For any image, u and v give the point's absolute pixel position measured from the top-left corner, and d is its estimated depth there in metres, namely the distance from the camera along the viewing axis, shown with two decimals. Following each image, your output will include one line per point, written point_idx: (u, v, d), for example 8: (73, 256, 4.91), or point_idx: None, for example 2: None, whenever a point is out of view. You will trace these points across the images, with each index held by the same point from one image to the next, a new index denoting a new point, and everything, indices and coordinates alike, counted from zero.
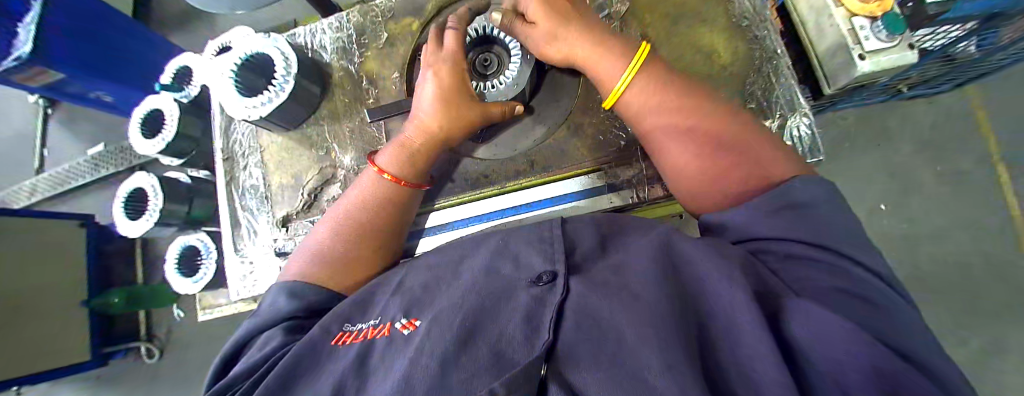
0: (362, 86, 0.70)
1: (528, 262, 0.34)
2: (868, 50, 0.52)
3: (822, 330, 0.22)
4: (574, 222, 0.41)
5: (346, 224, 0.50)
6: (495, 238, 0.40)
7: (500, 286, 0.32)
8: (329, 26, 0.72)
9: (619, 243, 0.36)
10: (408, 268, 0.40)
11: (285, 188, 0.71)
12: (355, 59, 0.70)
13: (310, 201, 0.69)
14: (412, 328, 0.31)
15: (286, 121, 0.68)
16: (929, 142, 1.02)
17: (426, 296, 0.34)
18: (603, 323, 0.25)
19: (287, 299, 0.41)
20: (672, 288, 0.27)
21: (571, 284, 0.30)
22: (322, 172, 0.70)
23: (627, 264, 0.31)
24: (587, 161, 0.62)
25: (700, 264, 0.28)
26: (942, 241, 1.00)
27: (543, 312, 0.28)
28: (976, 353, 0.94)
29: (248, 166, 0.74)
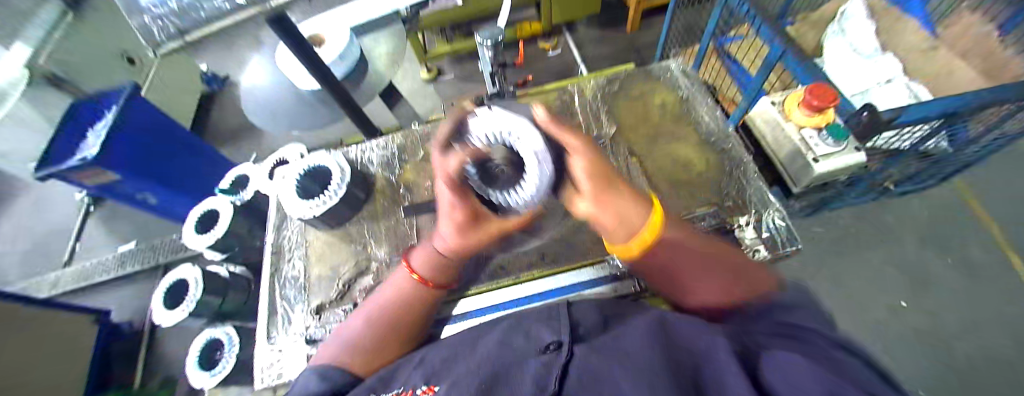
0: (399, 191, 0.80)
1: (537, 334, 0.39)
2: (821, 154, 0.83)
3: (789, 365, 0.23)
4: (579, 304, 0.45)
5: (380, 315, 0.55)
6: (509, 318, 0.45)
7: (513, 354, 0.35)
8: (377, 146, 0.86)
9: (619, 322, 0.40)
10: (428, 348, 0.45)
11: (321, 281, 0.73)
12: (395, 172, 0.83)
13: (343, 293, 0.71)
14: (430, 393, 0.34)
15: (332, 222, 0.75)
16: None
17: (445, 368, 0.38)
18: (599, 374, 0.28)
19: (318, 380, 0.45)
20: (664, 345, 0.30)
21: (575, 349, 0.34)
22: (358, 265, 0.73)
23: (626, 333, 0.35)
24: (593, 253, 0.67)
25: (692, 333, 0.32)
26: None
27: (549, 374, 0.31)
28: None
29: (293, 259, 0.77)
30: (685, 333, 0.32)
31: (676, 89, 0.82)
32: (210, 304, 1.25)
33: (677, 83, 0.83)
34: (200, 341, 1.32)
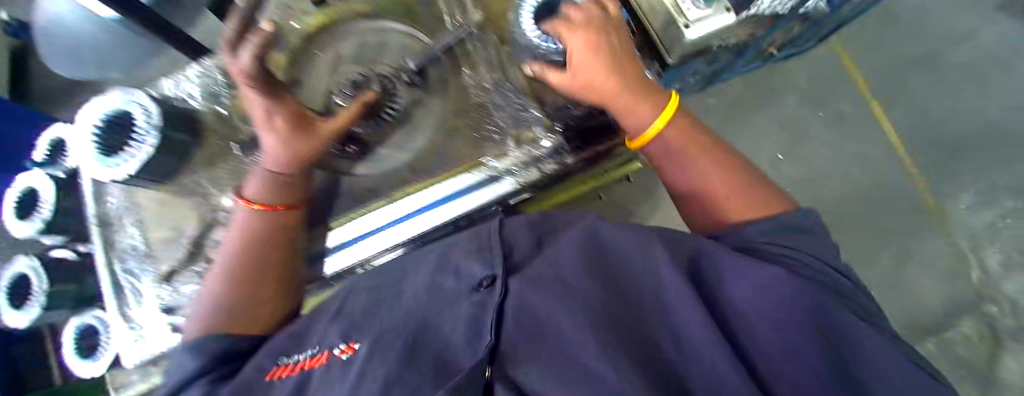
0: (232, 124, 0.71)
1: (467, 269, 0.36)
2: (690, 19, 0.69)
3: (751, 297, 0.29)
4: (510, 225, 0.43)
5: (245, 263, 0.49)
6: (437, 251, 0.41)
7: (445, 299, 0.33)
8: (194, 74, 0.72)
9: (550, 241, 0.39)
10: (347, 294, 0.40)
11: (164, 246, 0.73)
12: (223, 99, 0.71)
13: (191, 252, 0.72)
14: (350, 352, 0.30)
15: (159, 175, 0.70)
16: (809, 93, 1.21)
17: (365, 318, 0.35)
18: (542, 322, 0.28)
19: (190, 359, 0.38)
20: (602, 277, 0.32)
21: (509, 284, 0.32)
22: (201, 218, 0.72)
23: (560, 258, 0.34)
24: (469, 159, 0.67)
25: (632, 253, 0.34)
26: (836, 176, 1.18)
27: (483, 316, 0.30)
28: (890, 271, 1.13)
29: (126, 230, 0.75)
30: (626, 254, 0.34)
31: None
32: (67, 292, 0.92)
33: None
34: (71, 332, 0.92)
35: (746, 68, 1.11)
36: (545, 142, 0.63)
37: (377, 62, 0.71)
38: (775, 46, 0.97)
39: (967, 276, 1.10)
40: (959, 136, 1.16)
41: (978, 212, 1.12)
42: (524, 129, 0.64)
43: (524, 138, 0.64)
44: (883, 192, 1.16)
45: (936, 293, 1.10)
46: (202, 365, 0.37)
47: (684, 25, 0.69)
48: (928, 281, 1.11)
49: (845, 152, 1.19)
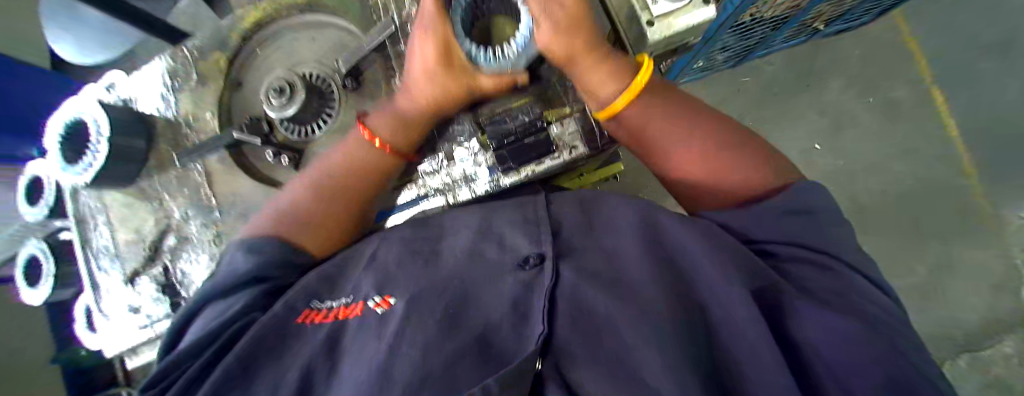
0: (180, 131, 0.54)
1: (513, 243, 0.34)
2: (656, 15, 0.43)
3: (831, 334, 0.24)
4: (557, 200, 0.41)
5: (327, 182, 0.44)
6: (479, 214, 0.39)
7: (487, 271, 0.31)
8: (148, 74, 0.55)
9: (603, 223, 0.36)
10: (381, 240, 0.37)
11: (128, 246, 0.54)
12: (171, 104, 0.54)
13: (152, 254, 0.53)
14: (386, 307, 0.29)
15: (114, 182, 0.52)
16: (858, 76, 1.02)
17: (399, 273, 0.32)
18: (597, 318, 0.26)
19: (244, 255, 0.35)
20: (666, 276, 0.28)
21: (560, 270, 0.30)
22: (158, 223, 0.54)
23: (619, 250, 0.32)
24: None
25: (696, 256, 0.29)
26: (885, 170, 1.01)
27: (531, 300, 0.28)
28: (932, 272, 0.99)
29: (95, 226, 0.55)
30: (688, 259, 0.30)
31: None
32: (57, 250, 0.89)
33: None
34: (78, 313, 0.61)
35: (784, 44, 0.96)
36: (479, 160, 0.50)
37: (300, 61, 0.54)
38: (820, 21, 0.84)
39: (1018, 292, 0.96)
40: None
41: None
42: (453, 147, 0.51)
43: (454, 155, 0.51)
44: (930, 191, 1.00)
45: (978, 302, 0.97)
46: (253, 266, 0.33)
47: (645, 22, 0.43)
48: (977, 292, 0.97)
49: (889, 143, 1.01)
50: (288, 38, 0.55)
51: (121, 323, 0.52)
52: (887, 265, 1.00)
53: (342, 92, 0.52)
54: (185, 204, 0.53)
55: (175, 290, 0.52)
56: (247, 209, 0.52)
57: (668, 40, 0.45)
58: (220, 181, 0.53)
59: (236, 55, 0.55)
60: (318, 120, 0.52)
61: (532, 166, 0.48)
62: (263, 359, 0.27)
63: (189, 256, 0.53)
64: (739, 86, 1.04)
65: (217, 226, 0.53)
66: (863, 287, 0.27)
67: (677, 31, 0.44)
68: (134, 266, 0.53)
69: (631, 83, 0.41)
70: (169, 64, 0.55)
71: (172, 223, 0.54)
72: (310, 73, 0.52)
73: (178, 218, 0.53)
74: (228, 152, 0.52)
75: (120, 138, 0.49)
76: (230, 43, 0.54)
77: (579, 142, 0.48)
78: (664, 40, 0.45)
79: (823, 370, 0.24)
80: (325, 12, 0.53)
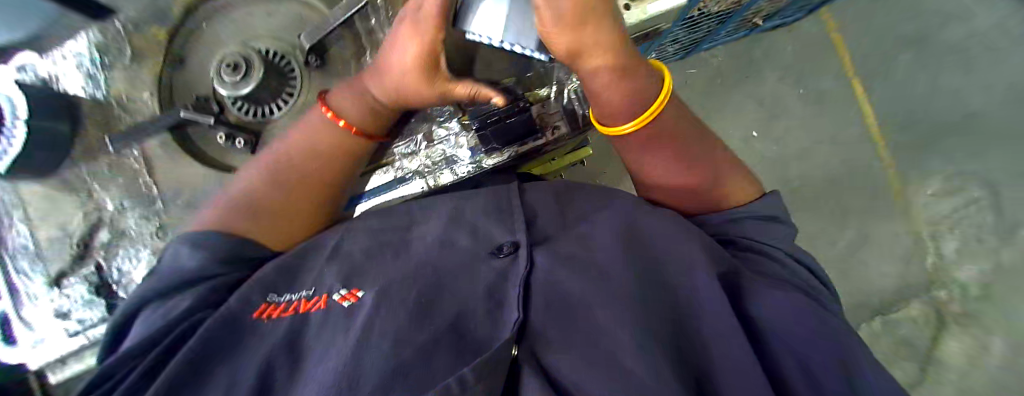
0: (113, 113, 0.48)
1: (486, 232, 0.34)
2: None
3: (776, 308, 0.27)
4: (531, 189, 0.42)
5: (287, 170, 0.40)
6: (450, 203, 0.39)
7: (460, 258, 0.31)
8: (68, 50, 0.47)
9: (577, 214, 0.37)
10: (346, 231, 0.36)
11: (52, 245, 0.47)
12: (100, 83, 0.48)
13: (81, 254, 0.47)
14: (354, 300, 0.27)
15: (33, 170, 0.44)
16: (791, 68, 1.12)
17: (368, 266, 0.31)
18: (571, 300, 0.27)
19: (189, 251, 0.32)
20: (636, 260, 0.30)
21: (534, 257, 0.31)
22: (87, 217, 0.48)
23: (592, 236, 0.33)
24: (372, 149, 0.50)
25: (670, 244, 0.32)
26: (813, 156, 1.13)
27: (506, 287, 0.28)
28: (849, 245, 1.12)
29: (13, 227, 0.47)
30: (659, 243, 0.32)
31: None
32: None
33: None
34: None
35: (730, 37, 1.02)
36: (461, 141, 0.49)
37: (253, 35, 0.49)
38: (761, 15, 0.90)
39: (923, 261, 1.11)
40: (933, 119, 1.12)
41: (936, 199, 1.11)
42: (433, 127, 0.50)
43: (435, 135, 0.49)
44: (852, 174, 1.12)
45: (890, 270, 1.12)
46: (199, 265, 0.30)
47: (622, 6, 0.44)
48: (888, 261, 1.12)
49: (819, 131, 1.12)
50: (235, 10, 0.50)
51: (48, 333, 0.46)
52: (812, 239, 1.13)
53: (304, 69, 0.48)
54: (121, 196, 0.48)
55: (112, 291, 0.47)
56: (195, 195, 0.48)
57: (641, 25, 0.46)
58: (164, 171, 0.48)
59: (177, 30, 0.49)
60: (277, 100, 0.47)
61: (516, 147, 0.47)
62: (215, 355, 0.24)
63: (129, 254, 0.48)
64: (687, 77, 1.11)
65: (161, 218, 0.48)
66: (795, 272, 0.34)
67: (649, 17, 0.45)
68: (59, 268, 0.47)
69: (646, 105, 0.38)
70: (98, 38, 0.48)
71: (105, 216, 0.48)
72: (265, 49, 0.47)
73: (114, 210, 0.48)
74: (171, 134, 0.47)
75: (41, 121, 0.42)
76: (170, 17, 0.49)
77: (561, 123, 0.48)
78: (639, 25, 0.46)
79: (779, 344, 0.27)
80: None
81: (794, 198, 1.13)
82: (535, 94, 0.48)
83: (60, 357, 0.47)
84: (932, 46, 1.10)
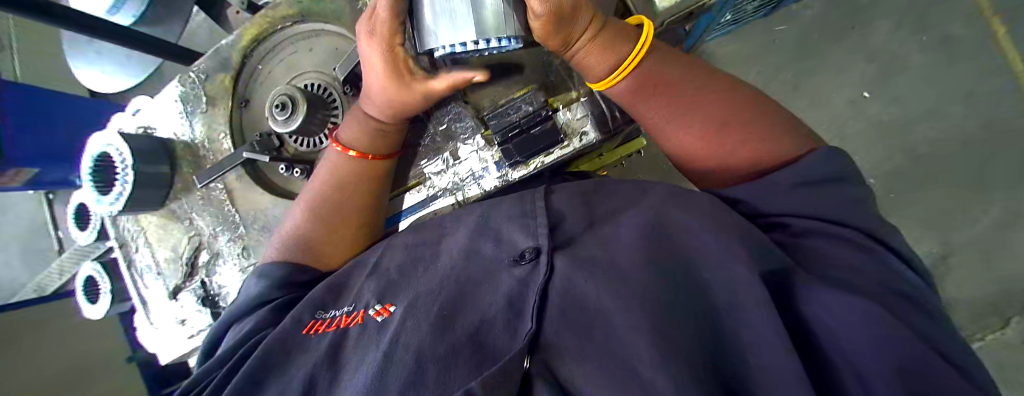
0: (199, 154, 0.56)
1: (509, 238, 0.34)
2: None
3: (844, 316, 0.21)
4: (558, 191, 0.40)
5: (325, 201, 0.43)
6: (478, 210, 0.39)
7: (481, 269, 0.32)
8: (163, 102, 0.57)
9: (607, 217, 0.34)
10: (385, 249, 0.38)
11: (168, 264, 0.57)
12: (188, 124, 0.56)
13: (190, 271, 0.57)
14: (386, 315, 0.29)
15: (149, 206, 0.55)
16: (910, 11, 0.86)
17: (402, 280, 0.33)
18: (591, 312, 0.25)
19: (258, 280, 0.37)
20: (661, 261, 0.27)
21: (554, 263, 0.29)
22: (191, 241, 0.57)
23: (614, 236, 0.30)
24: (405, 171, 0.51)
25: (701, 235, 0.27)
26: (942, 116, 0.85)
27: (527, 296, 0.27)
28: (1006, 219, 0.84)
29: (140, 249, 0.58)
30: (691, 239, 0.28)
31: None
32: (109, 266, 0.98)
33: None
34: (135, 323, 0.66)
35: None
36: (485, 156, 0.48)
37: (302, 72, 0.54)
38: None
39: None
40: None
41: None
42: (457, 144, 0.49)
43: (460, 153, 0.48)
44: (995, 137, 0.84)
45: None
46: (264, 290, 0.36)
47: None
48: None
49: (955, 84, 0.85)
50: (291, 47, 0.55)
51: (174, 334, 0.56)
52: (944, 221, 0.85)
53: (344, 98, 0.51)
54: (214, 222, 0.56)
55: (215, 301, 0.56)
56: (268, 219, 0.54)
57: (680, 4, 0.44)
58: (243, 199, 0.55)
59: (239, 73, 0.56)
60: (325, 129, 0.50)
61: (541, 157, 0.46)
62: (274, 367, 0.28)
63: (224, 270, 0.56)
64: (772, 37, 0.89)
65: (243, 240, 0.55)
66: (889, 261, 0.25)
67: None
68: (176, 281, 0.57)
69: (630, 54, 0.36)
70: (181, 88, 0.56)
71: (203, 239, 0.57)
72: (311, 82, 0.52)
73: (209, 235, 0.56)
74: (245, 169, 0.54)
75: (144, 167, 0.51)
76: (232, 64, 0.55)
77: (590, 126, 0.44)
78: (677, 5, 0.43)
79: (836, 351, 0.22)
80: (319, 19, 0.52)
81: (920, 180, 0.86)
82: (560, 97, 0.46)
83: (184, 354, 0.57)
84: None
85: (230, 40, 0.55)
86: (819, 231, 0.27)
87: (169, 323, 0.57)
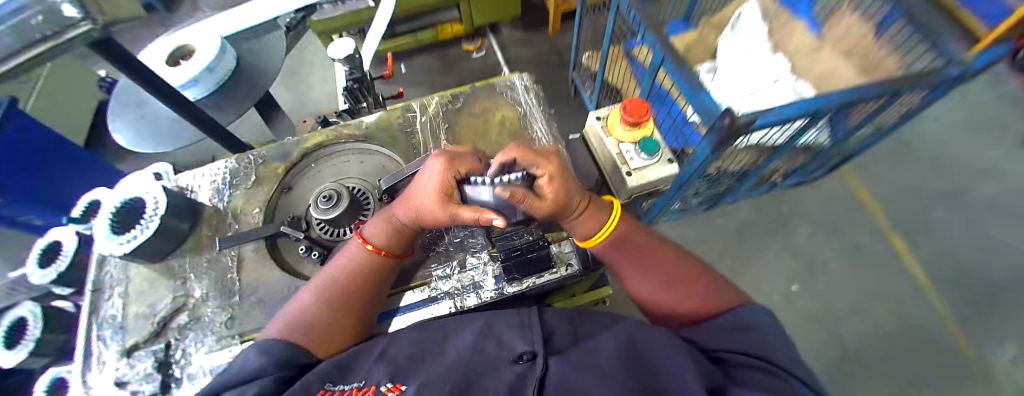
0: (224, 218, 0.59)
1: (510, 342, 0.37)
2: (633, 168, 0.64)
3: None
4: (548, 310, 0.44)
5: (334, 288, 0.45)
6: (481, 317, 0.42)
7: (486, 363, 0.34)
8: (209, 170, 0.62)
9: (590, 335, 0.39)
10: (390, 339, 0.39)
11: (137, 320, 0.53)
12: (225, 198, 0.60)
13: (158, 331, 0.52)
14: (397, 392, 0.30)
15: (147, 257, 0.54)
16: (819, 225, 1.22)
17: (413, 366, 0.34)
18: None
19: (257, 353, 0.35)
20: (633, 374, 0.31)
21: (548, 363, 0.33)
22: (175, 300, 0.53)
23: (597, 349, 0.35)
24: (414, 274, 0.54)
25: (664, 357, 0.32)
26: (860, 314, 1.10)
27: (524, 389, 0.30)
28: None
29: (111, 297, 0.54)
30: (652, 358, 0.32)
31: (515, 105, 0.68)
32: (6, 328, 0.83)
33: (516, 98, 0.69)
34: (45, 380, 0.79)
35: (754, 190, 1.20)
36: (488, 269, 0.54)
37: (347, 176, 0.62)
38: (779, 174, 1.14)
39: None
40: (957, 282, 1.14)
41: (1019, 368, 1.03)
42: (466, 255, 0.55)
43: (467, 263, 0.54)
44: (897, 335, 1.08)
45: None
46: (260, 367, 0.33)
47: (625, 173, 0.64)
48: None
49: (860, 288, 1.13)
50: (340, 156, 0.65)
51: None
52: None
53: (378, 203, 0.58)
54: (209, 286, 0.54)
55: (172, 368, 0.50)
56: (267, 293, 0.53)
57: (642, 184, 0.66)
58: (250, 269, 0.55)
59: (292, 166, 0.64)
60: (353, 224, 0.56)
61: (534, 278, 0.52)
62: None
63: (197, 337, 0.51)
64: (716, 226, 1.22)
65: (233, 309, 0.53)
66: None
67: (647, 179, 0.65)
68: (134, 339, 0.51)
69: (606, 222, 0.49)
70: (233, 165, 0.63)
71: (189, 301, 0.54)
72: (353, 186, 0.59)
73: (200, 298, 0.54)
74: (265, 242, 0.57)
75: (168, 219, 0.53)
76: (291, 157, 0.64)
77: (575, 260, 0.53)
78: (640, 185, 0.65)
79: None
80: (377, 144, 0.64)
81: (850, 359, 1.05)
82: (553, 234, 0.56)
83: None
84: (912, 212, 1.23)
85: (296, 140, 0.64)
86: (748, 364, 0.31)
87: (93, 393, 0.48)
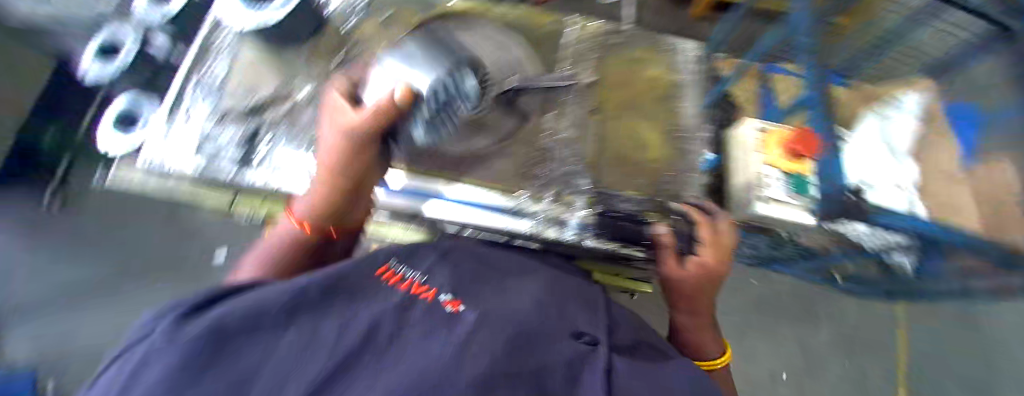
0: (344, 41, 0.66)
1: (571, 314, 0.34)
2: (767, 196, 0.68)
3: None
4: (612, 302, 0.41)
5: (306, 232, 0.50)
6: (543, 274, 0.40)
7: (545, 320, 0.31)
8: None
9: (649, 348, 0.35)
10: (452, 256, 0.38)
11: (234, 92, 0.62)
12: (351, 21, 0.66)
13: (252, 110, 0.61)
14: (456, 310, 0.28)
15: (276, 42, 0.64)
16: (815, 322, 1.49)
17: (471, 290, 0.33)
18: None
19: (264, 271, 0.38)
20: None
21: (611, 359, 0.29)
22: (277, 90, 0.63)
23: (664, 370, 0.31)
24: (509, 182, 0.62)
25: None
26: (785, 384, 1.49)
27: (583, 371, 0.27)
28: None
29: (216, 62, 0.63)
30: None
31: (677, 73, 0.71)
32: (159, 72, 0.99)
33: (679, 65, 0.72)
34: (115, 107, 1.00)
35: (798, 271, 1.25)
36: (577, 213, 0.62)
37: None
38: (840, 268, 1.14)
39: None
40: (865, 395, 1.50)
41: None
42: (568, 192, 0.62)
43: (565, 198, 0.62)
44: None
45: None
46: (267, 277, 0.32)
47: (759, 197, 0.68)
48: None
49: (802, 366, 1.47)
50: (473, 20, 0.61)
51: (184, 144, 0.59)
52: None
53: None
54: (310, 92, 0.63)
55: (251, 145, 0.59)
56: None
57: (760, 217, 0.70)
58: None
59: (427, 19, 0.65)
60: None
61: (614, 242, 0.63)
62: (325, 306, 0.26)
63: (277, 132, 0.60)
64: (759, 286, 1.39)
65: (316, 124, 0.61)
66: None
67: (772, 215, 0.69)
68: (230, 104, 0.61)
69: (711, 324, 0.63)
70: None
71: (287, 95, 0.62)
72: None
73: (300, 100, 0.62)
74: None
75: None
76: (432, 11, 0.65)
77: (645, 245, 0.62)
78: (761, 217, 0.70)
79: None
80: (523, 39, 0.66)
81: None
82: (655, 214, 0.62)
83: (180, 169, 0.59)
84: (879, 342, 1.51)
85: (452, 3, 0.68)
86: None
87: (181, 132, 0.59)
